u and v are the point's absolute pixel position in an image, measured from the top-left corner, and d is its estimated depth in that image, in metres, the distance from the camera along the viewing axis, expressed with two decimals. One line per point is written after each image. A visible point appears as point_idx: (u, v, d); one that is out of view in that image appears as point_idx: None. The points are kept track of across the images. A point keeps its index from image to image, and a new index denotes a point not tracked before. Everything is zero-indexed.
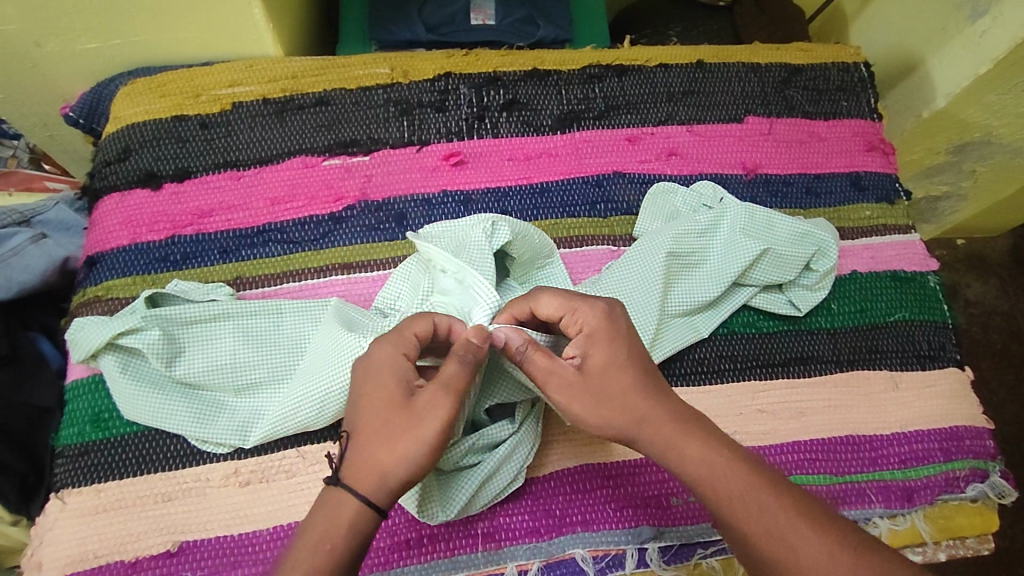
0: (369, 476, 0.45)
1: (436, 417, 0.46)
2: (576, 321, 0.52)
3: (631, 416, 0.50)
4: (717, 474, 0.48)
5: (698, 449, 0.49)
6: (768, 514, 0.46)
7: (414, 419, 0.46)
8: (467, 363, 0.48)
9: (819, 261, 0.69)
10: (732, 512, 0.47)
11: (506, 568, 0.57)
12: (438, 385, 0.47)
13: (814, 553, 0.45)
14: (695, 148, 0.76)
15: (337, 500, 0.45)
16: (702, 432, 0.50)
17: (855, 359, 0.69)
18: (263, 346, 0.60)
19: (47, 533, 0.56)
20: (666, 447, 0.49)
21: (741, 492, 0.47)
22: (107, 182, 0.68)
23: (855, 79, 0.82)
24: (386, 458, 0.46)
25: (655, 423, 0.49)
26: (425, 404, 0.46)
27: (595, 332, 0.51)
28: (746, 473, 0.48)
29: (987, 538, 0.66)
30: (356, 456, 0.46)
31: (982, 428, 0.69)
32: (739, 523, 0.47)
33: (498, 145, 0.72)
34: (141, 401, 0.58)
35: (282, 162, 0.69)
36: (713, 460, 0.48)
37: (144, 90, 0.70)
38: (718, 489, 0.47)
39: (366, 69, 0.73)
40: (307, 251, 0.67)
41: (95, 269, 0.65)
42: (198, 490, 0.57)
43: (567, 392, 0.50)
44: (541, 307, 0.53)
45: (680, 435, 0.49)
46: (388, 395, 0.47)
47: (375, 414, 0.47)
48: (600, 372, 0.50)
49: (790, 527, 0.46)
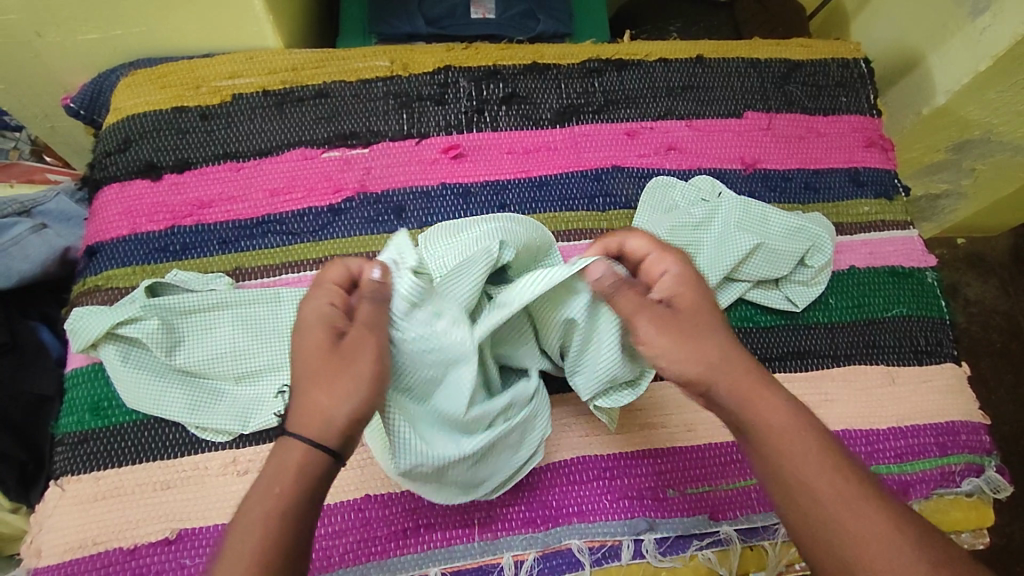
0: (314, 421, 0.44)
1: (368, 354, 0.46)
2: (661, 262, 0.52)
3: (710, 358, 0.48)
4: (791, 434, 0.45)
5: (777, 409, 0.46)
6: (841, 482, 0.44)
7: (348, 360, 0.46)
8: (378, 301, 0.48)
9: (814, 257, 0.69)
10: (803, 473, 0.44)
11: (503, 558, 0.57)
12: (364, 326, 0.47)
13: (885, 530, 0.42)
14: (693, 143, 0.76)
15: (287, 449, 0.44)
16: (781, 394, 0.47)
17: (852, 354, 0.69)
18: (261, 334, 0.60)
19: (46, 520, 0.56)
20: (742, 398, 0.47)
21: (817, 457, 0.45)
22: (107, 173, 0.68)
23: (854, 74, 0.82)
24: (328, 401, 0.45)
25: (731, 374, 0.47)
26: (354, 344, 0.46)
27: (679, 278, 0.51)
28: (822, 443, 0.45)
29: (982, 532, 0.67)
30: (300, 404, 0.45)
31: (978, 423, 0.69)
32: (809, 486, 0.44)
33: (497, 138, 0.72)
34: (140, 389, 0.58)
35: (282, 154, 0.69)
36: (789, 421, 0.46)
37: (145, 81, 0.70)
38: (792, 449, 0.45)
39: (367, 62, 0.74)
40: (306, 242, 0.67)
41: (96, 258, 0.65)
42: (196, 478, 0.58)
43: (660, 325, 0.48)
44: (629, 244, 0.54)
45: (757, 392, 0.47)
46: (319, 343, 0.47)
47: (310, 362, 0.46)
48: (691, 313, 0.49)
49: (863, 500, 0.43)
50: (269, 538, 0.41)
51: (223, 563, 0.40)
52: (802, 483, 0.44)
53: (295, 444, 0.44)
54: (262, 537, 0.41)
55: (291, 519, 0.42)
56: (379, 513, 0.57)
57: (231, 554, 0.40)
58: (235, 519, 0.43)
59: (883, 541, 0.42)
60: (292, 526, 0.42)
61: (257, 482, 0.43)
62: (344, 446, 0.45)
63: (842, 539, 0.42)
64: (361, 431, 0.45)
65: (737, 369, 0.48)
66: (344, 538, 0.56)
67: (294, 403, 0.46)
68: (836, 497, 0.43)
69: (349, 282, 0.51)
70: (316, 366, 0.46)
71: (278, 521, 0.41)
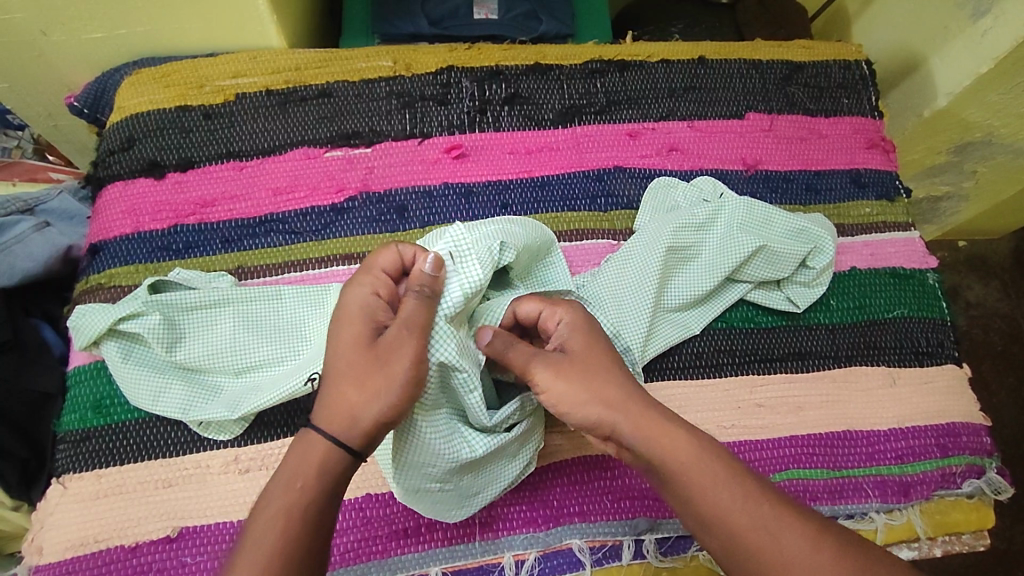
0: (342, 418, 0.46)
1: (405, 356, 0.47)
2: (554, 314, 0.53)
3: (609, 400, 0.48)
4: (697, 468, 0.45)
5: (680, 444, 0.46)
6: (755, 506, 0.44)
7: (382, 361, 0.47)
8: (422, 299, 0.49)
9: (816, 258, 0.69)
10: (714, 503, 0.44)
11: (503, 557, 0.58)
12: (401, 324, 0.48)
13: (802, 542, 0.43)
14: (696, 144, 0.76)
15: (311, 443, 0.46)
16: (684, 426, 0.47)
17: (853, 355, 0.69)
18: (262, 332, 0.61)
19: (47, 518, 0.56)
20: (646, 437, 0.47)
21: (724, 484, 0.45)
22: (111, 171, 0.68)
23: (856, 76, 0.83)
24: (359, 400, 0.47)
25: (633, 416, 0.47)
26: (392, 343, 0.48)
27: (574, 325, 0.52)
28: (729, 467, 0.46)
29: (982, 534, 0.67)
30: (329, 399, 0.47)
31: (979, 425, 0.69)
32: (722, 515, 0.44)
33: (499, 139, 0.73)
34: (143, 387, 0.58)
35: (285, 153, 0.69)
36: (694, 455, 0.46)
37: (148, 80, 0.70)
38: (702, 483, 0.45)
39: (369, 62, 0.74)
40: (309, 242, 0.67)
41: (99, 257, 0.65)
42: (198, 477, 0.58)
43: (552, 371, 0.49)
44: (522, 309, 0.54)
45: (658, 431, 0.47)
46: (358, 337, 0.48)
47: (346, 357, 0.48)
48: (586, 356, 0.50)
49: (776, 518, 0.44)
50: (287, 529, 0.43)
51: (240, 553, 0.42)
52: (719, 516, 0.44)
53: (320, 438, 0.46)
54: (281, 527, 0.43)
55: (313, 512, 0.44)
56: (381, 512, 0.57)
57: (250, 543, 0.42)
58: (254, 509, 0.44)
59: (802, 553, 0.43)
60: (309, 518, 0.44)
61: (281, 472, 0.45)
62: (366, 446, 0.47)
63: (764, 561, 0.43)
64: (383, 433, 0.47)
65: (636, 408, 0.48)
66: (346, 536, 0.56)
67: (323, 395, 0.48)
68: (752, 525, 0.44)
69: (398, 269, 0.52)
70: (351, 362, 0.48)
71: (297, 513, 0.43)
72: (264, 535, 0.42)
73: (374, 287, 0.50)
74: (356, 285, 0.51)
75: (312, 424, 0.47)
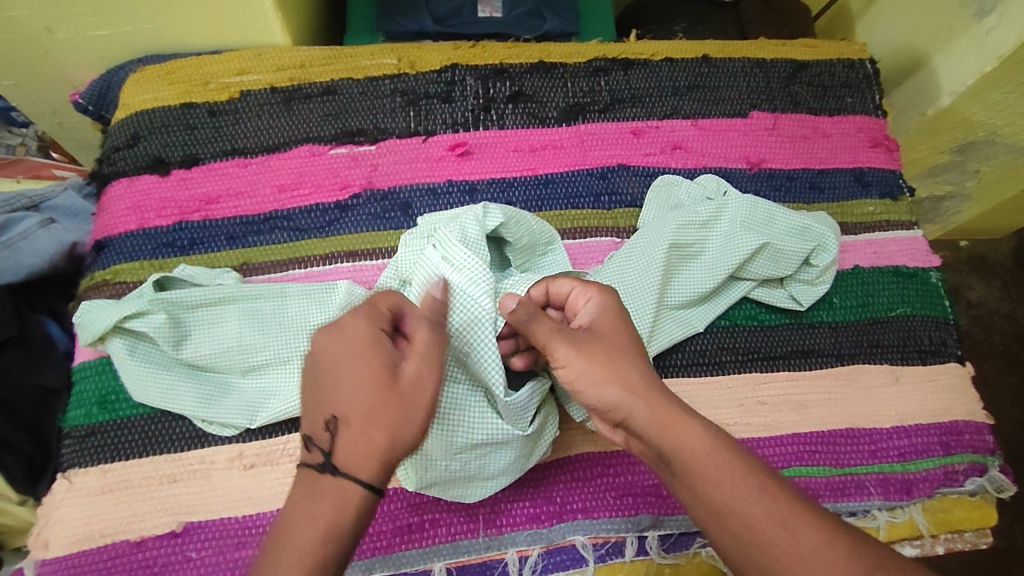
0: (365, 458, 0.44)
1: (425, 393, 0.46)
2: (586, 293, 0.53)
3: (629, 383, 0.47)
4: (713, 459, 0.45)
5: (696, 434, 0.46)
6: (769, 498, 0.44)
7: (407, 400, 0.45)
8: (436, 334, 0.48)
9: (820, 256, 0.69)
10: (728, 495, 0.44)
11: (507, 553, 0.58)
12: (420, 358, 0.47)
13: (815, 539, 0.43)
14: (700, 142, 0.76)
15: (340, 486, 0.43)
16: (698, 416, 0.47)
17: (856, 353, 0.69)
18: (268, 329, 0.61)
19: (53, 512, 0.56)
20: (661, 423, 0.46)
21: (737, 475, 0.45)
22: (116, 168, 0.68)
23: (860, 75, 0.83)
24: (384, 440, 0.45)
25: (651, 402, 0.47)
26: (414, 381, 0.46)
27: (603, 306, 0.52)
28: (744, 461, 0.46)
29: (984, 532, 0.67)
30: (349, 438, 0.44)
31: (982, 423, 0.69)
32: (733, 506, 0.44)
33: (504, 136, 0.73)
34: (149, 383, 0.58)
35: (290, 150, 0.69)
36: (711, 445, 0.46)
37: (153, 77, 0.70)
38: (714, 473, 0.45)
39: (374, 59, 0.74)
40: (313, 238, 0.67)
41: (104, 253, 0.66)
42: (203, 472, 0.58)
43: (576, 345, 0.48)
44: (554, 287, 0.54)
45: (675, 419, 0.46)
46: (374, 373, 0.45)
47: (361, 395, 0.45)
48: (608, 338, 0.49)
49: (789, 514, 0.44)
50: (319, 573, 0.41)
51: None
52: (731, 507, 0.44)
53: (350, 483, 0.43)
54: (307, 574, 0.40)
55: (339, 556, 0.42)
56: (385, 507, 0.58)
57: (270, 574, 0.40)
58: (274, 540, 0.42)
59: (814, 550, 0.43)
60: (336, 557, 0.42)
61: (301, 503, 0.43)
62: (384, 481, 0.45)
63: (778, 554, 0.43)
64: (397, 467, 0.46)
65: (654, 395, 0.47)
66: None
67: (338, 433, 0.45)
68: (766, 518, 0.44)
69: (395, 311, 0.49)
70: (371, 400, 0.45)
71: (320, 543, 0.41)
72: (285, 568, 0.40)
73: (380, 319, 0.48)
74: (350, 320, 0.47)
75: (334, 469, 0.44)
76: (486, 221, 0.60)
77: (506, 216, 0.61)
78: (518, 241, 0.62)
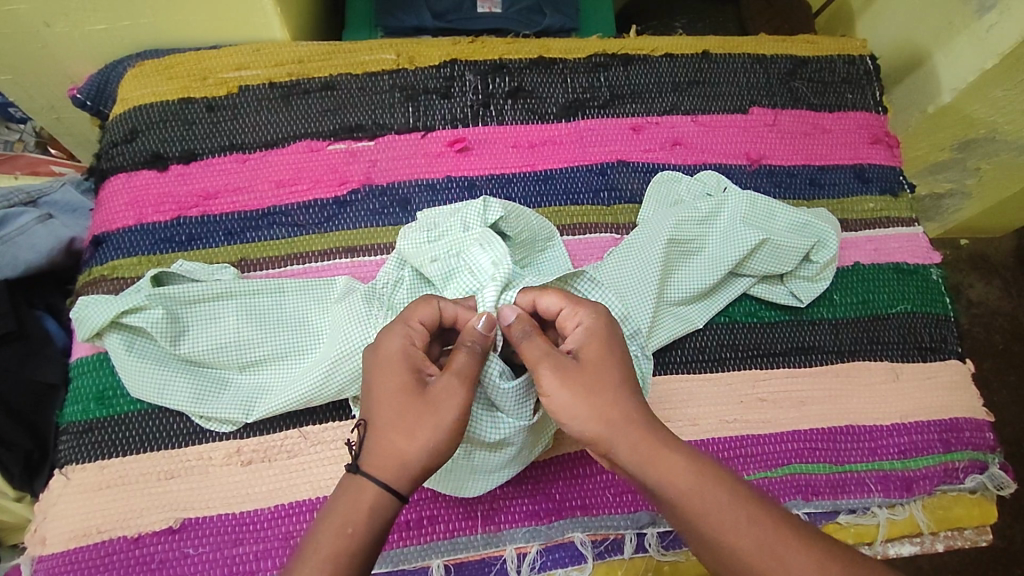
0: (390, 464, 0.45)
1: (453, 405, 0.46)
2: (574, 316, 0.51)
3: (609, 418, 0.47)
4: (697, 492, 0.45)
5: (678, 467, 0.46)
6: (756, 529, 0.44)
7: (432, 409, 0.46)
8: (475, 354, 0.48)
9: (820, 253, 0.69)
10: (713, 529, 0.44)
11: (506, 550, 0.58)
12: (453, 375, 0.47)
13: (806, 564, 0.43)
14: (699, 138, 0.76)
15: (359, 488, 0.44)
16: (682, 449, 0.47)
17: (856, 349, 0.69)
18: (265, 325, 0.61)
19: (51, 508, 0.56)
20: (642, 459, 0.46)
21: (723, 508, 0.45)
22: (114, 163, 0.68)
23: (861, 71, 0.82)
24: (410, 447, 0.45)
25: (631, 437, 0.47)
26: (443, 393, 0.46)
27: (591, 331, 0.50)
28: (729, 490, 0.45)
29: (985, 529, 0.67)
30: (376, 445, 0.46)
31: (982, 420, 0.69)
32: (719, 540, 0.44)
33: (503, 132, 0.72)
34: (145, 379, 0.58)
35: (288, 146, 0.69)
36: (693, 479, 0.46)
37: (151, 72, 0.70)
38: (698, 508, 0.45)
39: (373, 54, 0.74)
40: (312, 234, 0.67)
41: (101, 249, 0.65)
42: (200, 468, 0.58)
43: (558, 375, 0.48)
44: (542, 301, 0.52)
45: (656, 451, 0.46)
46: (405, 386, 0.47)
47: (389, 404, 0.46)
48: (594, 368, 0.48)
49: (779, 542, 0.44)
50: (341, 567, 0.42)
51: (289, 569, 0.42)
52: (717, 541, 0.44)
53: (368, 482, 0.44)
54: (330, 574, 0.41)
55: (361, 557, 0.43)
56: None
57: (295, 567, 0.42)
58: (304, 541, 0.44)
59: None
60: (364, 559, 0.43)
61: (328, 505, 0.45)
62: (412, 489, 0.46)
63: None
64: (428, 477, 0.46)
65: (635, 428, 0.47)
66: None
67: (369, 440, 0.46)
68: (751, 550, 0.43)
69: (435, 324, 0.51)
70: (401, 410, 0.46)
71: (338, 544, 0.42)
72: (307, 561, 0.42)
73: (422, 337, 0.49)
74: (388, 336, 0.49)
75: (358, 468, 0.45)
76: (487, 216, 0.60)
77: (506, 210, 0.61)
78: (522, 240, 0.63)
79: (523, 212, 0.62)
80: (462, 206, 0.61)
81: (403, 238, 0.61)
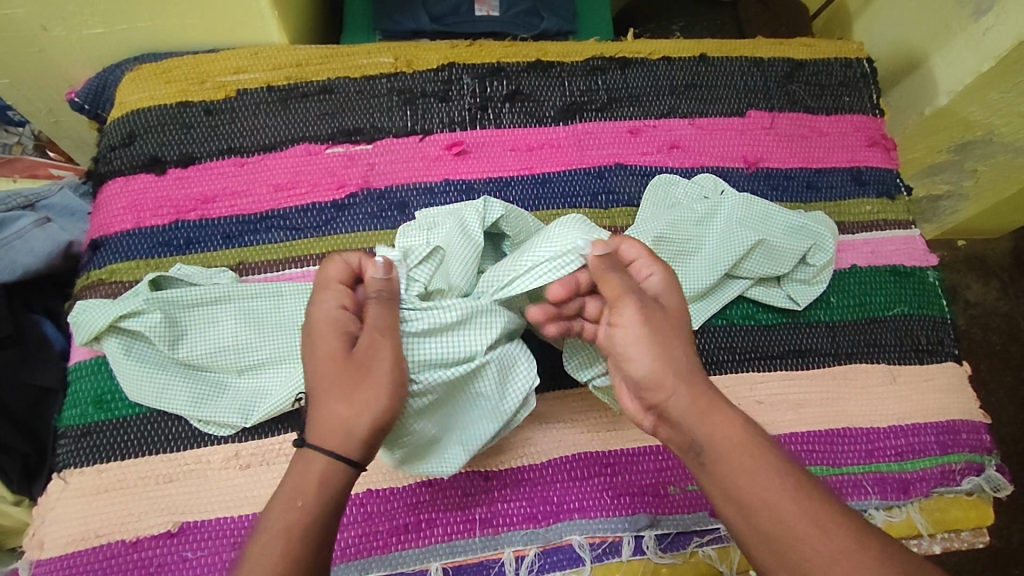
0: (336, 435, 0.46)
1: (381, 361, 0.48)
2: (647, 267, 0.52)
3: (676, 364, 0.49)
4: (746, 451, 0.46)
5: (731, 423, 0.47)
6: (801, 496, 0.44)
7: (363, 371, 0.47)
8: (383, 300, 0.50)
9: (816, 256, 0.69)
10: (759, 489, 0.45)
11: (503, 553, 0.58)
12: (373, 330, 0.49)
13: (845, 544, 0.43)
14: (696, 141, 0.76)
15: (308, 463, 0.45)
16: (736, 410, 0.48)
17: (852, 352, 0.69)
18: (262, 328, 0.61)
19: (48, 512, 0.56)
20: (699, 409, 0.47)
21: (768, 471, 0.45)
22: (112, 167, 0.68)
23: (857, 74, 0.83)
24: (354, 415, 0.46)
25: (692, 388, 0.48)
26: (369, 349, 0.48)
27: (663, 283, 0.52)
28: (776, 457, 0.46)
29: (981, 531, 0.67)
30: (320, 419, 0.46)
31: (979, 422, 0.69)
32: (765, 500, 0.44)
33: (501, 135, 0.73)
34: (144, 381, 0.58)
35: (285, 149, 0.69)
36: (743, 438, 0.46)
37: (149, 76, 0.70)
38: (745, 466, 0.45)
39: (371, 58, 0.74)
40: (309, 238, 0.67)
41: (99, 253, 0.65)
42: (198, 472, 0.58)
43: (640, 314, 0.49)
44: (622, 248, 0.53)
45: (712, 407, 0.48)
46: (333, 354, 0.47)
47: (325, 373, 0.47)
48: (668, 318, 0.51)
49: (822, 516, 0.43)
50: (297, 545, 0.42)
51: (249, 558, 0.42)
52: (762, 501, 0.44)
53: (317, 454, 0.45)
54: (287, 549, 0.42)
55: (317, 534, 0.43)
56: (381, 508, 0.57)
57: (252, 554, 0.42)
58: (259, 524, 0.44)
59: (841, 553, 0.42)
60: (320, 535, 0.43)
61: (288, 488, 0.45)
62: (366, 456, 0.47)
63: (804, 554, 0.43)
64: (381, 440, 0.47)
65: (696, 384, 0.48)
66: (347, 532, 0.56)
67: (313, 415, 0.47)
68: (797, 516, 0.43)
69: (349, 276, 0.51)
70: (332, 376, 0.47)
71: (299, 532, 0.43)
72: (265, 544, 0.42)
73: (341, 297, 0.49)
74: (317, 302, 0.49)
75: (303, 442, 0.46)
76: (487, 216, 0.60)
77: (506, 211, 0.61)
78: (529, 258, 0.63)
79: (522, 215, 0.62)
80: (461, 205, 0.61)
81: (402, 237, 0.61)
